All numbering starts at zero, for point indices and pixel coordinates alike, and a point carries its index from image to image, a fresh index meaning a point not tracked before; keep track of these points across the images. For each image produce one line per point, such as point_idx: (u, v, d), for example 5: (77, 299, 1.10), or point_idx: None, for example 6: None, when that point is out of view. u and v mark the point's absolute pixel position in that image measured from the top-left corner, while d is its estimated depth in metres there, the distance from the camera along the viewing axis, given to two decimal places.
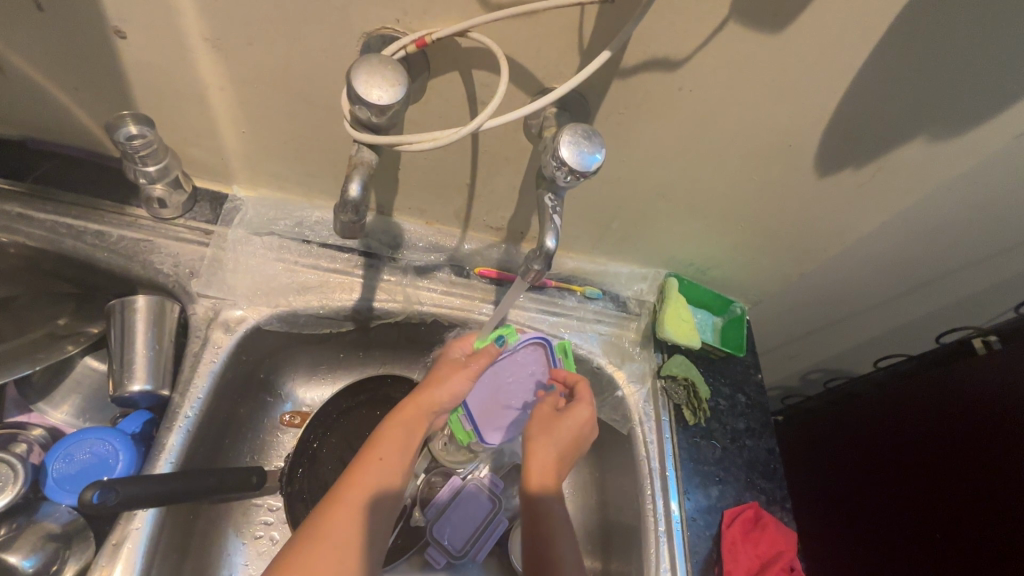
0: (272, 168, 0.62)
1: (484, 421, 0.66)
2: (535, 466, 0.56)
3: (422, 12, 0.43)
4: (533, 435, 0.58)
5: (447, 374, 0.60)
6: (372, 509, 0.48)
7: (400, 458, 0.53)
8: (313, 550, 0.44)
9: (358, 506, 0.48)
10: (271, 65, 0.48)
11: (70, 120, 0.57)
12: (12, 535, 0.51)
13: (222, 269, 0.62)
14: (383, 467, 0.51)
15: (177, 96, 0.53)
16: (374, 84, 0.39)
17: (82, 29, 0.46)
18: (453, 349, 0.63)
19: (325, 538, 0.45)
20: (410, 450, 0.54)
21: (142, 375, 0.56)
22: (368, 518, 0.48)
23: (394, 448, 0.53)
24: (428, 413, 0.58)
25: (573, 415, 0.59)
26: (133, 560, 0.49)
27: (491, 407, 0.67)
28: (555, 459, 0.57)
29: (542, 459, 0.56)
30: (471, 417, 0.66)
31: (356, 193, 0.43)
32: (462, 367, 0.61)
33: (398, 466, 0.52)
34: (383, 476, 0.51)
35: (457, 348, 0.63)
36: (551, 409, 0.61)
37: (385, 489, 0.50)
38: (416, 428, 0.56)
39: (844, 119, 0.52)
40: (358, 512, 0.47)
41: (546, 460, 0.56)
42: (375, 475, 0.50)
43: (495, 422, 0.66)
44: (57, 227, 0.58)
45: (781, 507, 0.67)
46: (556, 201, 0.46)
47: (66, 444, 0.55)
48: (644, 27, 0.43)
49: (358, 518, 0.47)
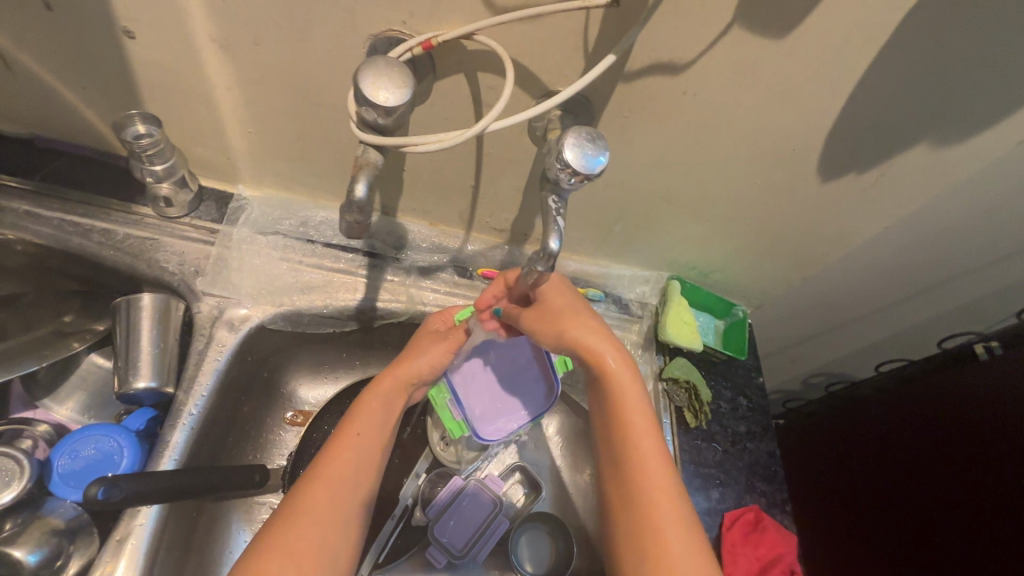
0: (278, 167, 0.62)
1: (475, 411, 0.64)
2: (586, 345, 0.54)
3: (429, 14, 0.43)
4: (551, 327, 0.55)
5: (424, 345, 0.61)
6: (353, 481, 0.52)
7: (379, 430, 0.56)
8: (296, 527, 0.47)
9: (338, 480, 0.51)
10: (278, 66, 0.49)
11: (78, 118, 0.58)
12: (17, 530, 0.51)
13: (227, 268, 0.62)
14: (361, 442, 0.54)
15: (184, 95, 0.53)
16: (380, 86, 0.39)
17: (92, 28, 0.47)
18: (433, 320, 0.63)
19: (306, 514, 0.48)
20: (389, 421, 0.57)
21: (147, 372, 0.56)
22: (350, 490, 0.51)
23: (371, 421, 0.55)
24: (407, 383, 0.60)
25: (552, 290, 0.57)
26: (137, 556, 0.49)
27: (481, 394, 0.65)
28: (594, 329, 0.55)
29: (582, 339, 0.54)
30: (460, 406, 0.64)
31: (362, 194, 0.43)
32: (443, 339, 0.62)
33: (377, 440, 0.55)
34: (362, 449, 0.53)
35: (439, 320, 0.63)
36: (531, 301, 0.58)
37: (366, 461, 0.53)
38: (395, 399, 0.59)
39: (848, 123, 0.52)
40: (337, 485, 0.50)
41: (587, 334, 0.55)
42: (353, 450, 0.53)
43: (486, 412, 0.64)
44: (65, 225, 0.59)
45: (781, 510, 0.67)
46: (560, 203, 0.46)
47: (71, 439, 0.54)
48: (649, 30, 0.44)
49: (338, 492, 0.50)
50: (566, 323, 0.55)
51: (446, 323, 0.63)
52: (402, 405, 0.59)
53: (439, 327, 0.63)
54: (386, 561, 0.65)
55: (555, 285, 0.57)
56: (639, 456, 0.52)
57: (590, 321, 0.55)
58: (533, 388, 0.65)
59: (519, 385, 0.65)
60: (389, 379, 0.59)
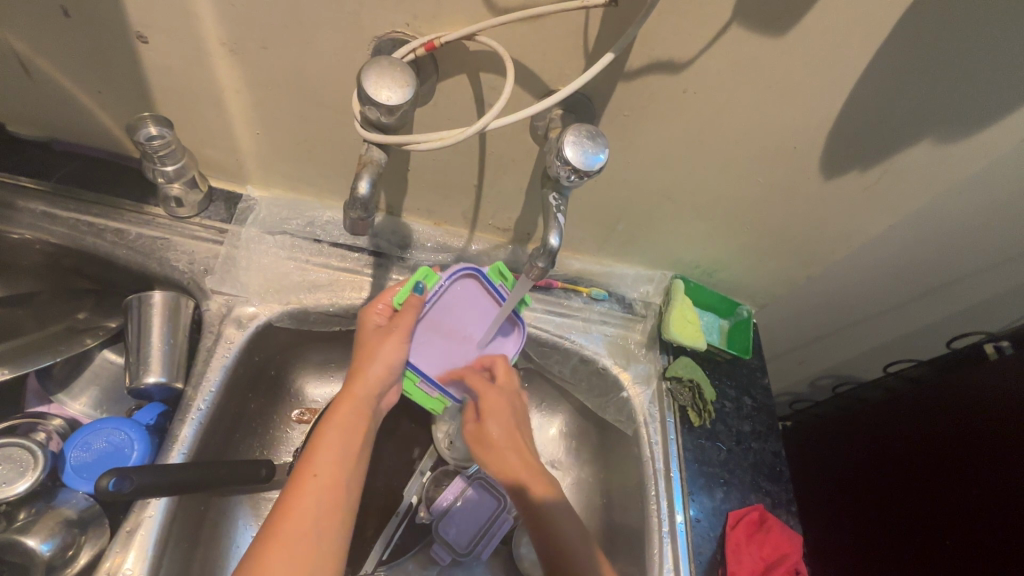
0: (286, 168, 0.63)
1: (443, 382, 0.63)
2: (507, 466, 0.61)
3: (432, 15, 0.44)
4: (487, 453, 0.62)
5: (375, 348, 0.57)
6: (322, 532, 0.46)
7: (337, 463, 0.50)
8: None
9: (300, 534, 0.45)
10: (286, 68, 0.50)
11: (93, 121, 0.59)
12: (32, 519, 0.52)
13: (236, 267, 0.64)
14: (320, 485, 0.47)
15: (195, 98, 0.55)
16: (383, 85, 0.40)
17: (107, 33, 0.48)
18: (367, 316, 0.59)
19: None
20: (352, 453, 0.51)
21: (157, 368, 0.57)
22: (322, 540, 0.46)
23: (329, 459, 0.49)
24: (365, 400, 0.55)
25: (490, 414, 0.62)
26: (145, 547, 0.50)
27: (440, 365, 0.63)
28: (517, 452, 0.62)
29: (507, 462, 0.61)
30: (432, 385, 0.63)
31: (365, 191, 0.44)
32: (387, 332, 0.58)
33: (338, 476, 0.49)
34: (322, 489, 0.48)
35: (376, 313, 0.59)
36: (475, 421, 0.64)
37: (328, 502, 0.47)
38: (355, 427, 0.53)
39: (848, 122, 0.53)
40: (299, 540, 0.44)
41: (513, 457, 0.61)
42: (312, 494, 0.47)
43: (455, 378, 0.64)
44: (79, 225, 0.60)
45: (787, 510, 0.66)
46: (561, 200, 0.47)
47: (84, 432, 0.56)
48: (647, 29, 0.44)
49: (299, 549, 0.44)
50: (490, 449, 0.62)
51: (385, 314, 0.59)
52: (364, 424, 0.54)
53: (379, 321, 0.59)
54: (391, 557, 0.66)
55: (494, 409, 0.62)
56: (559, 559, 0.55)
57: (517, 451, 0.62)
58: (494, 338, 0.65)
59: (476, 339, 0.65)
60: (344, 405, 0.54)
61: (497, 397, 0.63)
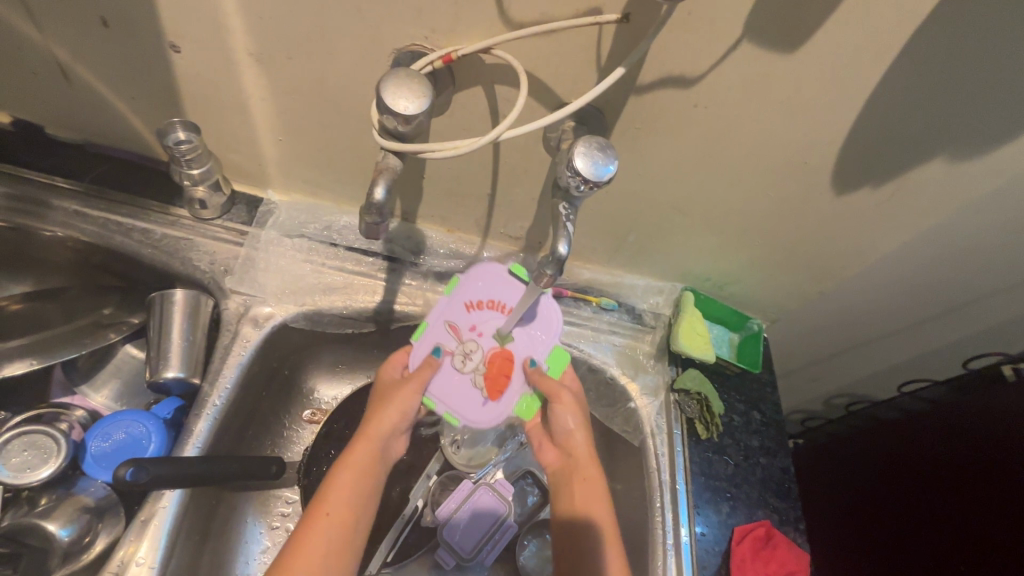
0: (305, 174, 0.65)
1: (492, 382, 0.60)
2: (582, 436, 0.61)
3: (450, 29, 0.46)
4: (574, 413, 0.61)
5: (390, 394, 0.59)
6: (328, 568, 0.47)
7: (350, 505, 0.51)
8: None
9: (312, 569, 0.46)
10: (309, 78, 0.52)
11: (125, 125, 0.62)
12: (51, 505, 0.54)
13: (255, 268, 0.66)
14: (330, 523, 0.49)
15: (222, 106, 0.57)
16: (401, 95, 0.41)
17: (142, 42, 0.51)
18: (388, 370, 0.62)
19: None
20: (364, 494, 0.53)
21: (176, 363, 0.59)
22: None
23: (340, 499, 0.51)
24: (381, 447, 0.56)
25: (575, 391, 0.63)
26: (159, 537, 0.51)
27: (502, 382, 0.60)
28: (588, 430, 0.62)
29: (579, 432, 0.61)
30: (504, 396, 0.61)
31: (381, 197, 0.45)
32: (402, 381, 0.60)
33: (349, 518, 0.50)
34: (338, 524, 0.50)
35: (393, 367, 0.62)
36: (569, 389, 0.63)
37: (337, 544, 0.49)
38: (371, 470, 0.54)
39: (860, 138, 0.53)
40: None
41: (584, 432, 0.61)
42: (322, 532, 0.49)
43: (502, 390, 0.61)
44: (109, 224, 0.63)
45: (795, 527, 0.66)
46: (570, 210, 0.48)
47: (104, 423, 0.57)
48: (659, 45, 0.46)
49: None
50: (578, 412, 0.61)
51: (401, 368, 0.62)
52: (381, 472, 0.56)
53: (397, 374, 0.61)
54: (395, 560, 0.67)
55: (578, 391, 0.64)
56: (610, 536, 0.55)
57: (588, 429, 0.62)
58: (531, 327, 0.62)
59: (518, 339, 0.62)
60: (361, 451, 0.55)
61: (570, 398, 0.60)
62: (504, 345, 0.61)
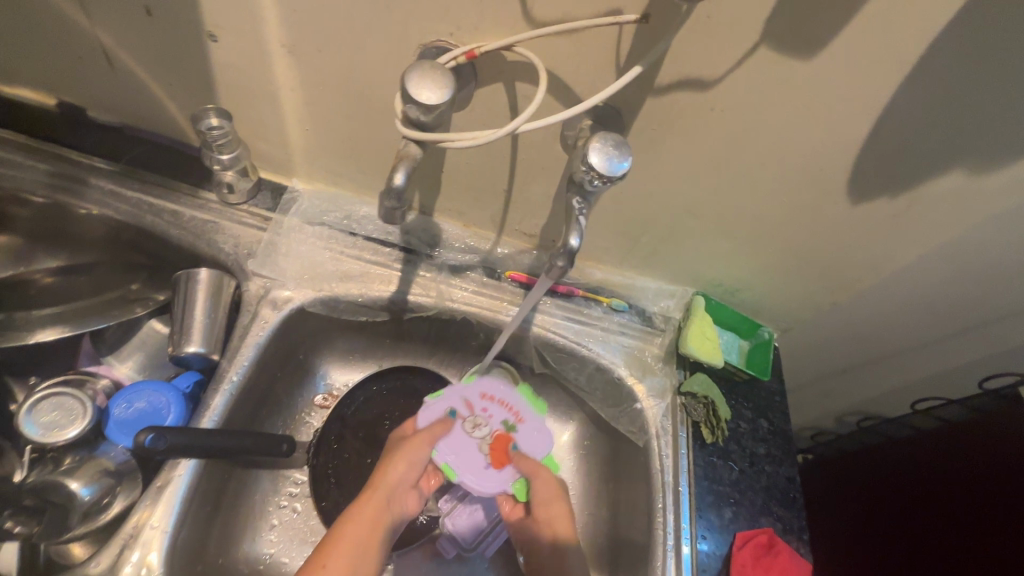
0: (330, 164, 0.67)
1: (494, 453, 0.68)
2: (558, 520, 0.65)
3: (474, 26, 0.48)
4: (551, 495, 0.66)
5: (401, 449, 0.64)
6: None
7: (352, 556, 0.53)
8: None
9: None
10: (337, 70, 0.54)
11: (162, 110, 0.65)
12: (76, 465, 0.57)
13: (277, 252, 0.68)
14: None
15: (254, 95, 0.59)
16: (425, 86, 0.43)
17: (183, 31, 0.54)
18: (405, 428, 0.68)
19: None
20: (367, 547, 0.55)
21: (198, 339, 0.61)
22: None
23: (344, 550, 0.53)
24: (389, 502, 0.60)
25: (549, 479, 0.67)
26: (172, 504, 0.53)
27: (504, 456, 0.68)
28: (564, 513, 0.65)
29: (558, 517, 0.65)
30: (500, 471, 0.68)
31: (400, 182, 0.47)
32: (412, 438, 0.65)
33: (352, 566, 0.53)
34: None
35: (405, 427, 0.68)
36: (543, 479, 0.67)
37: None
38: (378, 522, 0.57)
39: (876, 147, 0.53)
40: None
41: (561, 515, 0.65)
42: None
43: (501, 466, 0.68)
44: (141, 204, 0.65)
45: (798, 537, 0.65)
46: (584, 204, 0.49)
47: (126, 391, 0.59)
48: (678, 47, 0.47)
49: None
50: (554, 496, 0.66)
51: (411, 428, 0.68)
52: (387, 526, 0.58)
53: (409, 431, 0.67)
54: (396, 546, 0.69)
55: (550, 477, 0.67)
56: None
57: (562, 510, 0.66)
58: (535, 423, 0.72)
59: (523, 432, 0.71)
60: (370, 502, 0.58)
61: (548, 478, 0.67)
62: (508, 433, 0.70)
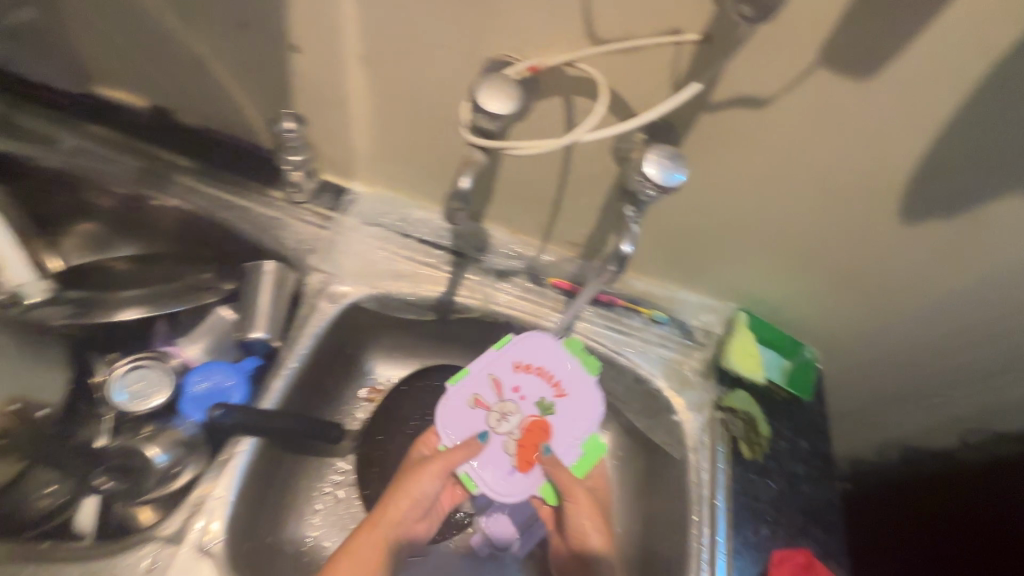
0: (390, 169, 0.72)
1: (522, 452, 0.67)
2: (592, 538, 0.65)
3: (539, 43, 0.51)
4: (584, 513, 0.66)
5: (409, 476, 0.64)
6: None
7: None
8: None
9: None
10: (407, 81, 0.58)
11: (241, 114, 0.70)
12: (154, 434, 0.62)
13: (336, 249, 0.72)
14: None
15: (327, 102, 0.64)
16: (495, 98, 0.46)
17: (270, 43, 0.59)
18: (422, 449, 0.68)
19: None
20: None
21: (260, 325, 0.65)
22: None
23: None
24: (389, 532, 0.61)
25: (582, 498, 0.66)
26: (234, 476, 0.57)
27: (534, 451, 0.67)
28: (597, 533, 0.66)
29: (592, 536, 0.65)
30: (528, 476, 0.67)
31: (465, 186, 0.50)
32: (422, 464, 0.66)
33: None
34: None
35: (423, 446, 0.69)
36: (578, 495, 0.66)
37: None
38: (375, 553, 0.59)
39: (933, 170, 0.53)
40: None
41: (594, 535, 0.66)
42: None
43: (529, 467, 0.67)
44: (217, 200, 0.71)
45: (837, 561, 0.64)
46: (638, 213, 0.51)
47: (198, 370, 0.64)
48: (735, 66, 0.49)
49: None
50: (589, 516, 0.66)
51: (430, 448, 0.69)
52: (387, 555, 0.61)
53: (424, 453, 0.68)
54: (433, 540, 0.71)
55: (583, 495, 0.66)
56: None
57: (598, 529, 0.66)
58: (574, 401, 0.69)
59: (558, 417, 0.69)
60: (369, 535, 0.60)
61: (583, 496, 0.66)
62: (543, 415, 0.68)
